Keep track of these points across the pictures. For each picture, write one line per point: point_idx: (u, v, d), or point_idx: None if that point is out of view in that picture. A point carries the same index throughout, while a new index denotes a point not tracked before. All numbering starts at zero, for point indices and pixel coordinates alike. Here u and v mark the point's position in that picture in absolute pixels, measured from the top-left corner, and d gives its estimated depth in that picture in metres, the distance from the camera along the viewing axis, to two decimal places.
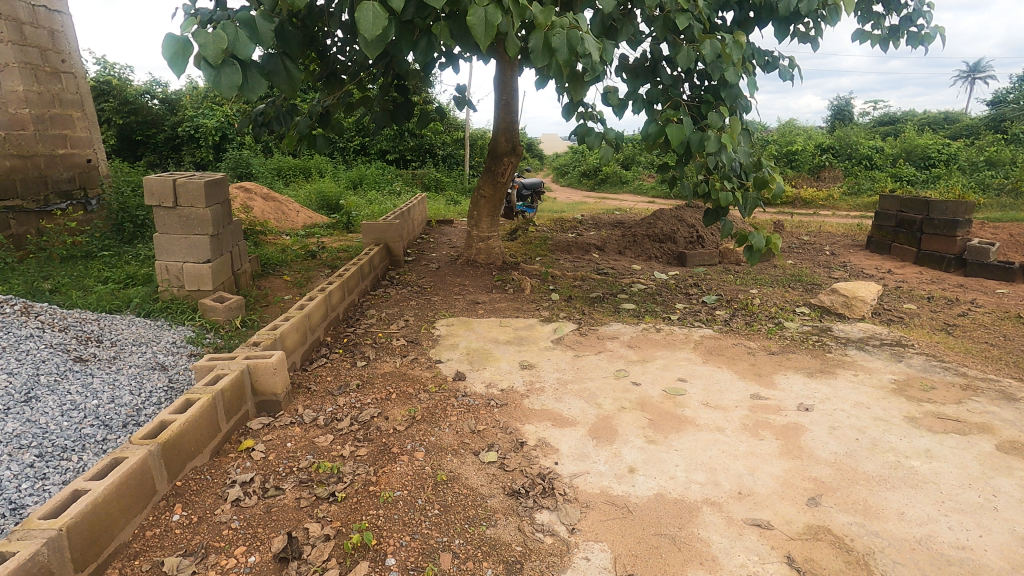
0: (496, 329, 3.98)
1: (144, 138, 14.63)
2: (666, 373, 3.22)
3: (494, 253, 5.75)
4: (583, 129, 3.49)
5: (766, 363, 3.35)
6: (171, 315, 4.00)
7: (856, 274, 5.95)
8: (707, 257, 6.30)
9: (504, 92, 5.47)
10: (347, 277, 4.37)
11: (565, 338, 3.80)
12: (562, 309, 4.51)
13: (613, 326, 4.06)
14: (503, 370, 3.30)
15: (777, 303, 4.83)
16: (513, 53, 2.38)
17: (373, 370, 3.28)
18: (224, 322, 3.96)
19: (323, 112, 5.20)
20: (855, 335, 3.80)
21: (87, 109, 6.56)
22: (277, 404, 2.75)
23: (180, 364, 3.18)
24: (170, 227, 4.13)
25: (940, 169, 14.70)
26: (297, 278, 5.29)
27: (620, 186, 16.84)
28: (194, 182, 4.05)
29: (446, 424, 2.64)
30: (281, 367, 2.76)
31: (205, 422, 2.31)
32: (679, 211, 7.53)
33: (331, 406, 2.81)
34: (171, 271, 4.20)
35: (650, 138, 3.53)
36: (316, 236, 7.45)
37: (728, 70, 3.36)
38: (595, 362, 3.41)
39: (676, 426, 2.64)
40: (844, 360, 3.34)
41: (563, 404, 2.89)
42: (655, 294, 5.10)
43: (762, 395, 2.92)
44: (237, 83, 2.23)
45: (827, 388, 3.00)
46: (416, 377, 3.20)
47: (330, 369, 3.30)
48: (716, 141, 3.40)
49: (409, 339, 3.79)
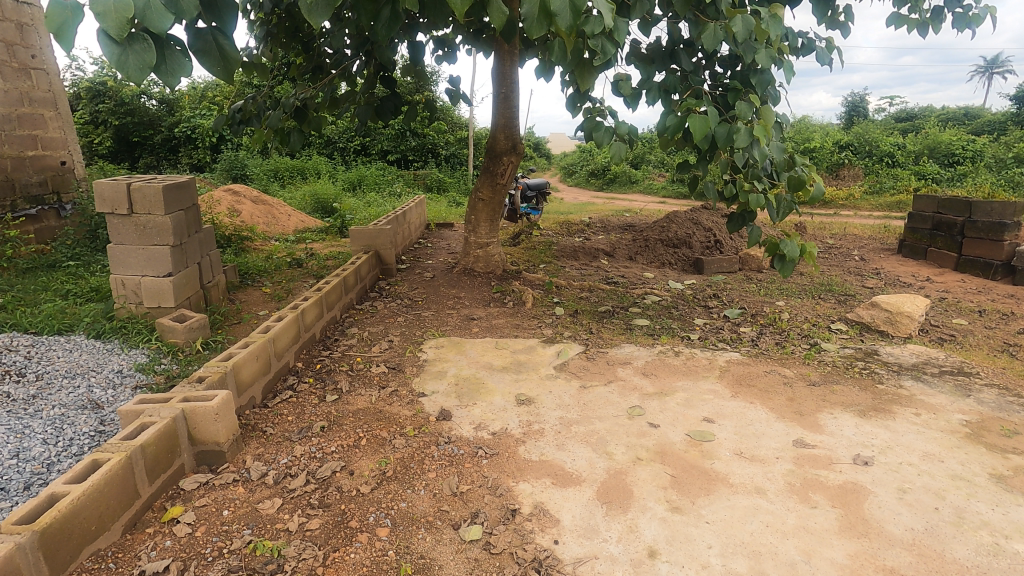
0: (491, 352, 3.48)
1: (141, 139, 14.33)
2: (688, 412, 2.70)
3: (493, 260, 5.26)
4: (591, 122, 2.95)
5: (808, 398, 2.83)
6: (126, 335, 3.55)
7: (891, 283, 5.42)
8: (726, 264, 5.81)
9: (504, 86, 4.99)
10: (326, 291, 3.90)
11: (569, 364, 3.31)
12: (567, 327, 4.01)
13: (625, 349, 3.55)
14: (496, 406, 2.80)
15: (808, 317, 4.32)
16: (501, 25, 1.91)
17: (345, 407, 2.80)
18: (184, 344, 3.50)
19: (299, 104, 4.56)
20: (908, 361, 3.27)
21: (61, 109, 6.15)
22: (220, 455, 2.28)
23: (119, 400, 2.73)
24: (126, 237, 3.69)
25: (965, 167, 14.04)
26: (277, 290, 4.84)
27: (629, 186, 16.33)
28: (152, 186, 3.60)
29: (420, 485, 2.15)
30: (226, 412, 2.29)
31: (115, 490, 1.84)
32: (695, 213, 7.00)
33: (286, 457, 2.34)
34: (128, 285, 3.75)
35: (669, 132, 3.03)
36: (306, 241, 7.00)
37: (761, 52, 2.88)
38: (605, 396, 2.90)
39: (704, 486, 2.14)
40: (900, 395, 2.81)
41: (566, 453, 2.39)
42: (670, 308, 4.60)
43: (807, 442, 2.41)
44: (150, 64, 1.65)
45: (885, 432, 2.48)
46: (394, 415, 2.71)
47: (294, 405, 2.82)
48: (747, 135, 2.90)
49: (391, 366, 3.31)
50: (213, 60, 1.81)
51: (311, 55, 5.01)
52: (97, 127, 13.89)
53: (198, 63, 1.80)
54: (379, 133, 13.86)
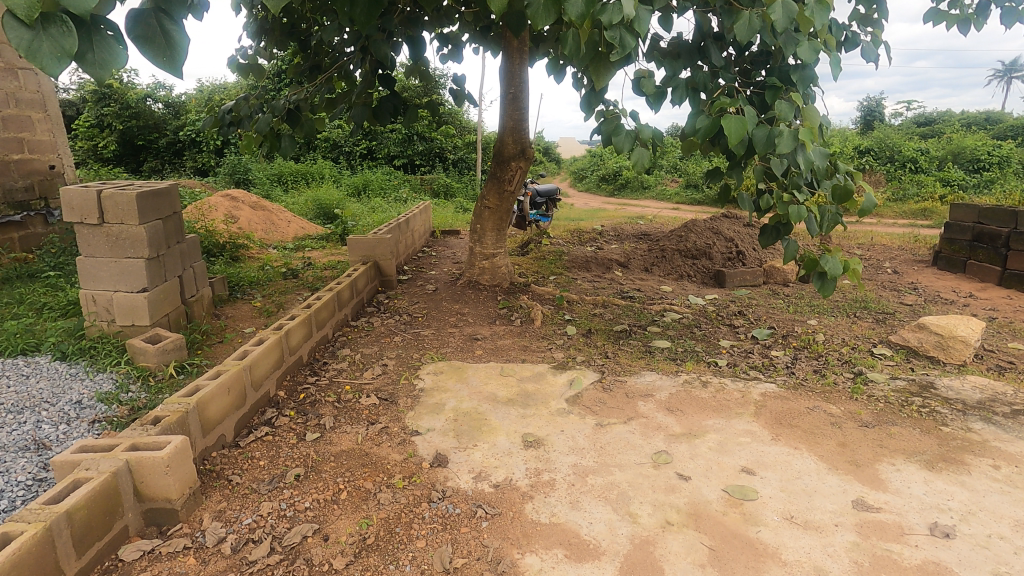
0: (495, 380, 3.11)
1: (145, 143, 14.16)
2: (723, 460, 2.32)
3: (500, 272, 4.91)
4: (609, 125, 2.55)
5: (862, 444, 2.43)
6: (94, 357, 3.23)
7: (932, 299, 5.00)
8: (749, 277, 5.42)
9: (512, 86, 4.64)
10: (315, 309, 3.55)
11: (583, 396, 2.93)
12: (580, 350, 3.64)
13: (646, 377, 3.17)
14: (500, 449, 2.43)
15: (846, 340, 3.92)
16: (500, 11, 1.59)
17: (327, 448, 2.45)
18: (156, 368, 3.17)
19: (291, 107, 4.08)
20: (972, 397, 2.85)
21: (51, 110, 5.75)
22: (173, 514, 1.94)
23: (70, 439, 2.42)
24: (97, 249, 3.37)
25: (992, 174, 13.53)
26: (267, 304, 4.52)
27: (641, 192, 15.99)
28: (125, 194, 3.28)
29: (407, 558, 1.79)
30: (179, 462, 1.94)
31: (28, 571, 1.49)
32: (714, 222, 6.59)
33: (250, 516, 1.99)
34: (100, 301, 3.42)
35: (699, 135, 2.65)
36: (305, 250, 6.71)
37: (804, 43, 2.51)
38: (625, 438, 2.52)
39: (751, 563, 1.76)
40: (972, 442, 2.41)
41: (582, 513, 2.01)
42: (693, 327, 4.21)
43: (869, 504, 2.02)
44: (72, 53, 1.15)
45: (963, 492, 2.08)
46: (382, 461, 2.35)
47: (268, 445, 2.47)
48: (791, 138, 2.54)
49: (383, 397, 2.94)
50: (153, 47, 1.25)
51: (309, 54, 4.65)
52: (103, 130, 13.80)
53: (139, 52, 1.24)
54: (385, 137, 13.60)
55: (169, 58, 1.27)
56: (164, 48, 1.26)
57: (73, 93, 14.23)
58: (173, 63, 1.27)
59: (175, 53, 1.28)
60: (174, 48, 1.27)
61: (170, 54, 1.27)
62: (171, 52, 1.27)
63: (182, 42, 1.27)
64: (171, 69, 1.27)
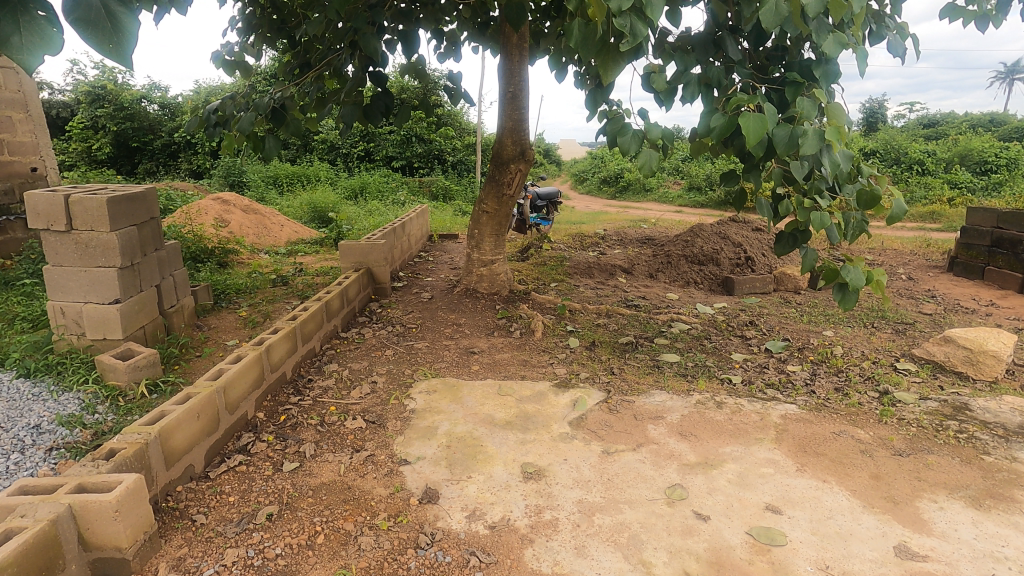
0: (493, 400, 2.88)
1: (140, 144, 13.95)
2: (745, 496, 2.08)
3: (498, 280, 4.68)
4: (615, 125, 2.31)
5: (898, 476, 2.20)
6: (61, 375, 3.00)
7: (952, 308, 4.77)
8: (759, 284, 5.20)
9: (512, 85, 4.41)
10: (300, 320, 3.31)
11: (588, 419, 2.70)
12: (583, 365, 3.40)
13: (655, 397, 2.93)
14: (497, 483, 2.19)
15: (866, 353, 3.69)
16: None
17: (305, 481, 2.22)
18: (127, 387, 2.94)
19: (276, 105, 3.77)
20: (1012, 420, 2.62)
21: (33, 111, 5.51)
22: (124, 565, 1.71)
23: (19, 472, 2.23)
24: (65, 257, 3.14)
25: (999, 176, 13.31)
26: (254, 314, 4.29)
27: (642, 195, 15.81)
28: (95, 198, 3.06)
29: None
30: (131, 507, 1.71)
31: None
32: (721, 226, 6.36)
33: (212, 566, 1.76)
34: (69, 314, 3.19)
35: (714, 136, 2.39)
36: (298, 255, 6.48)
37: (830, 35, 2.26)
38: (635, 468, 2.28)
39: None
40: (1020, 474, 2.18)
41: (589, 562, 1.78)
42: (702, 339, 3.98)
43: (914, 551, 1.79)
44: None
45: (1018, 536, 1.85)
46: (365, 496, 2.12)
47: (241, 477, 2.23)
48: (817, 139, 2.28)
49: (370, 420, 2.71)
50: (94, 31, 0.87)
51: (300, 52, 4.35)
52: (96, 132, 13.57)
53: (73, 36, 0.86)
54: (384, 138, 13.40)
55: (117, 45, 0.89)
56: (110, 35, 0.88)
57: (68, 94, 14.02)
58: (122, 50, 0.88)
59: (125, 42, 0.90)
60: (122, 36, 0.89)
61: (118, 42, 0.89)
62: (120, 39, 0.89)
63: (132, 28, 0.90)
64: (121, 57, 0.87)
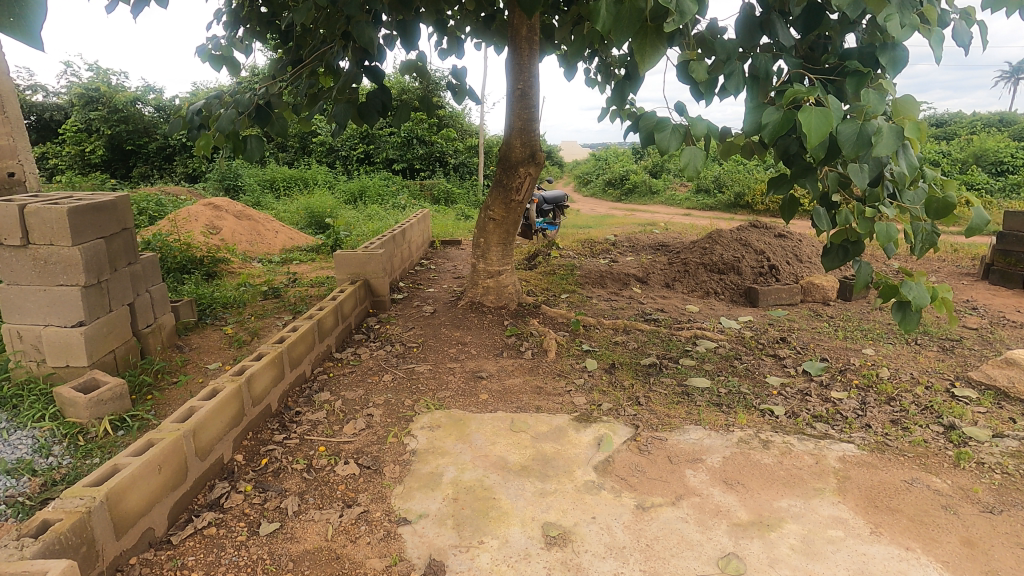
0: (505, 438, 2.53)
1: (135, 148, 13.57)
2: (815, 570, 1.73)
3: (506, 292, 4.33)
4: (647, 120, 1.83)
5: (995, 542, 1.83)
6: (16, 409, 2.65)
7: (998, 321, 4.41)
8: (786, 295, 4.84)
9: (520, 81, 4.05)
10: (289, 343, 2.94)
11: (616, 462, 2.34)
12: (605, 393, 3.04)
13: (690, 434, 2.57)
14: (515, 550, 1.84)
15: (916, 375, 3.32)
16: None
17: (284, 550, 1.86)
18: (88, 423, 2.58)
19: (261, 102, 3.45)
20: None
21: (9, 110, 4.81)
22: None
23: None
24: (22, 275, 2.79)
25: (1017, 177, 12.94)
26: (240, 331, 3.93)
27: (649, 197, 15.48)
28: (53, 209, 2.71)
29: None
30: None
31: None
32: (741, 232, 5.99)
33: None
34: (27, 338, 2.84)
35: (766, 134, 1.98)
36: (292, 264, 6.14)
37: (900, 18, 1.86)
38: (678, 530, 1.92)
39: None
40: None
41: None
42: (733, 359, 3.62)
43: None
44: None
45: None
46: (357, 570, 1.76)
47: (209, 545, 1.87)
48: (894, 137, 1.88)
49: (365, 464, 2.34)
50: None
51: (292, 47, 4.01)
52: (91, 135, 13.26)
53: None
54: (384, 140, 13.06)
55: (22, 20, 0.66)
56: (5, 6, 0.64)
57: (63, 97, 13.68)
58: (32, 28, 0.66)
59: (32, 17, 0.67)
60: (27, 9, 0.66)
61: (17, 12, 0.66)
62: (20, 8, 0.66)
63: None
64: (34, 42, 0.64)
